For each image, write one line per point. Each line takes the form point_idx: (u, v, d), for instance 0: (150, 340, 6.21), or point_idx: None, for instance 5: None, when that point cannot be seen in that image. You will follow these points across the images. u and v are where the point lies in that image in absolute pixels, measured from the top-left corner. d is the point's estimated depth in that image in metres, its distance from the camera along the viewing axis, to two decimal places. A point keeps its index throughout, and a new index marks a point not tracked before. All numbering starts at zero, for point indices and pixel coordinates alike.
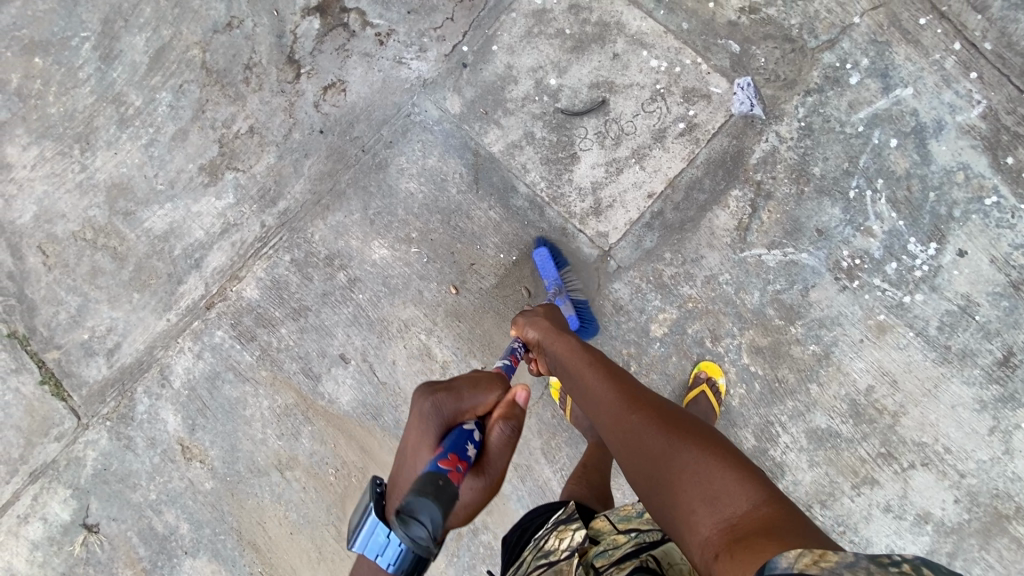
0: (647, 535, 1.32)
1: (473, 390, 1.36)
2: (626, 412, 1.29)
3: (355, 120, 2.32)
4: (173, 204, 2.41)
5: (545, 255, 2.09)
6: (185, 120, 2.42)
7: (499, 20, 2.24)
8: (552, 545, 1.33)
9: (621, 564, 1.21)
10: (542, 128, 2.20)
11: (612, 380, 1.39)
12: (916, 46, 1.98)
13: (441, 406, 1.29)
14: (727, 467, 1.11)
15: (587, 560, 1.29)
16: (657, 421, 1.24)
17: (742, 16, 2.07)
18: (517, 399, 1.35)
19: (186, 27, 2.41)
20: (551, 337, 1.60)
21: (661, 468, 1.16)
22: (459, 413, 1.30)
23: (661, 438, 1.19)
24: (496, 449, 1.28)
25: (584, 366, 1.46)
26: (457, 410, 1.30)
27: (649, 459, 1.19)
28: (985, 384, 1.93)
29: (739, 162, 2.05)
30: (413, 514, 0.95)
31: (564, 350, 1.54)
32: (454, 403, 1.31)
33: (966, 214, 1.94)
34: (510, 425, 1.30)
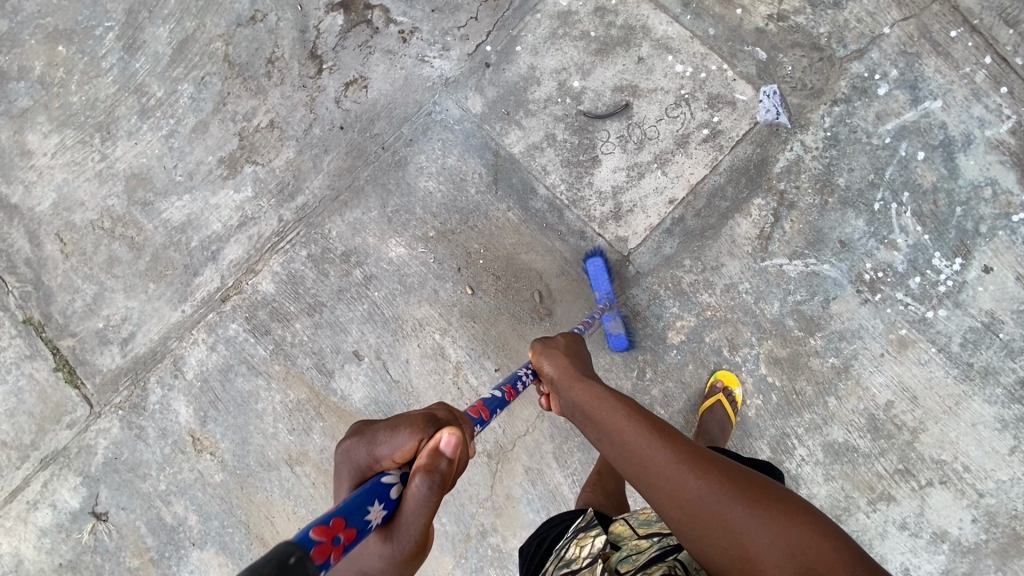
0: (669, 540, 1.28)
1: (393, 431, 1.11)
2: (684, 471, 1.15)
3: (376, 117, 2.32)
4: (192, 196, 2.42)
5: (599, 266, 2.04)
6: (205, 113, 2.42)
7: (524, 21, 2.23)
8: (572, 554, 1.31)
9: (645, 566, 1.16)
10: (564, 131, 2.18)
11: (654, 430, 1.25)
12: (946, 58, 1.96)
13: (356, 453, 1.13)
14: (813, 532, 1.06)
15: (610, 566, 1.23)
16: (722, 482, 1.14)
17: (770, 23, 2.05)
18: (439, 445, 1.04)
19: (210, 20, 2.41)
20: (570, 384, 1.46)
21: (742, 540, 1.06)
22: (372, 461, 1.10)
23: (733, 503, 1.10)
24: (410, 508, 1.01)
25: (617, 414, 1.31)
26: (373, 459, 1.10)
27: (725, 530, 1.08)
28: (1007, 403, 1.90)
29: (763, 171, 2.03)
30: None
31: (589, 396, 1.39)
32: (369, 451, 1.11)
33: (992, 230, 1.92)
34: (427, 480, 1.00)
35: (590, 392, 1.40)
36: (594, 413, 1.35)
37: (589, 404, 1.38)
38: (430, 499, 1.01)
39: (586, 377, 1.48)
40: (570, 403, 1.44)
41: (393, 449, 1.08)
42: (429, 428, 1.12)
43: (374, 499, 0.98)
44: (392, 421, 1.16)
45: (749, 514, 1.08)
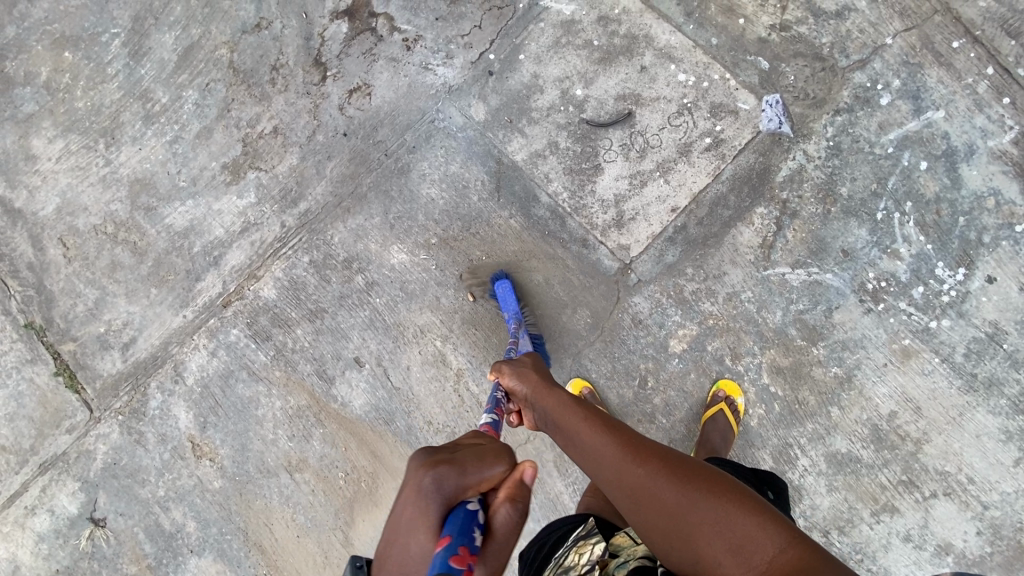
0: None
1: (477, 461, 1.07)
2: (630, 462, 1.20)
3: (379, 124, 2.32)
4: (195, 202, 2.43)
5: (506, 287, 2.11)
6: (210, 119, 2.43)
7: (527, 29, 2.24)
8: (571, 561, 1.32)
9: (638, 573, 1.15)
10: (566, 139, 2.19)
11: (605, 427, 1.29)
12: (948, 69, 1.96)
13: (444, 479, 1.02)
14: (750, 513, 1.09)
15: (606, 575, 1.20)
16: (666, 470, 1.18)
17: (772, 33, 2.06)
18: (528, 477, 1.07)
19: (215, 27, 2.43)
20: (540, 393, 1.43)
21: (682, 523, 1.10)
22: (461, 490, 1.02)
23: (671, 488, 1.15)
24: (502, 540, 1.01)
25: (573, 415, 1.33)
26: (460, 488, 1.02)
27: (668, 516, 1.12)
28: (1011, 414, 1.89)
29: (766, 180, 2.03)
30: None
31: (552, 403, 1.39)
32: (456, 480, 1.03)
33: (995, 241, 1.91)
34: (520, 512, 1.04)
35: (551, 396, 1.41)
36: (553, 417, 1.37)
37: (551, 410, 1.38)
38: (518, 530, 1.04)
39: (554, 385, 1.46)
40: (537, 413, 1.43)
41: (481, 479, 1.05)
42: (506, 456, 1.12)
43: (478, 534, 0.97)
44: (469, 448, 1.10)
45: (689, 498, 1.12)
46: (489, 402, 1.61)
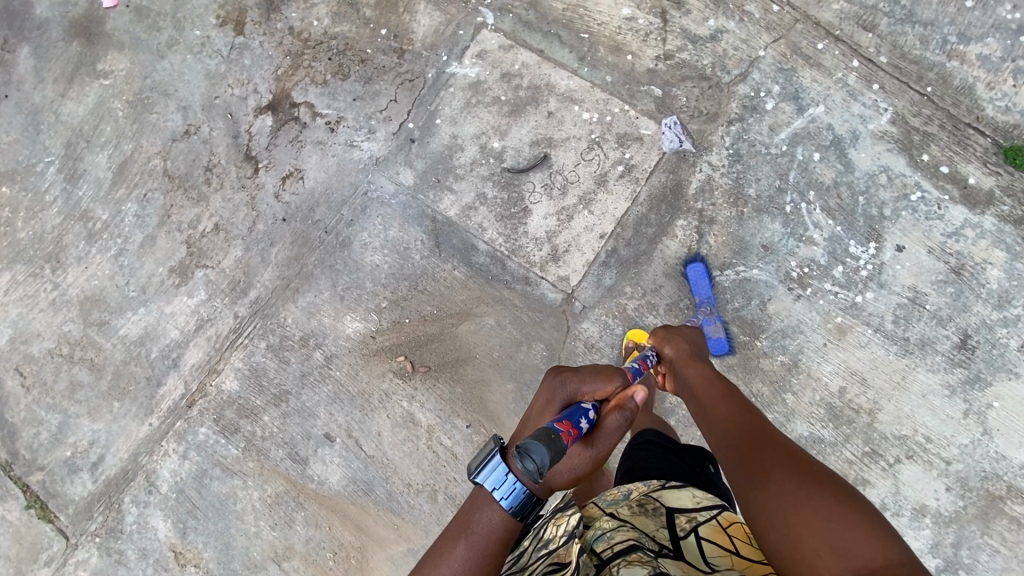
0: (649, 538, 1.25)
1: (594, 375, 1.39)
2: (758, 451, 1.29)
3: (315, 205, 2.42)
4: (147, 308, 2.48)
5: (700, 271, 2.09)
6: (151, 227, 2.53)
7: (439, 96, 2.40)
8: (550, 533, 1.33)
9: (624, 555, 1.16)
10: (492, 189, 2.32)
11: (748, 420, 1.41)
12: (819, 69, 2.16)
13: (567, 383, 1.37)
14: (866, 527, 1.05)
15: (586, 544, 1.25)
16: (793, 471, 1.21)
17: (658, 62, 2.25)
18: (635, 393, 1.32)
19: (146, 140, 2.58)
20: (686, 364, 1.67)
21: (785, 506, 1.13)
22: (576, 392, 1.36)
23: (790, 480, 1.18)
24: (607, 432, 1.28)
25: (720, 399, 1.50)
26: (577, 390, 1.36)
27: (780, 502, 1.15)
28: (949, 369, 1.99)
29: (680, 195, 2.17)
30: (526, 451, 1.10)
31: (700, 380, 1.59)
32: (573, 383, 1.37)
33: (896, 212, 2.07)
34: (624, 413, 1.30)
35: (702, 376, 1.59)
36: (703, 396, 1.55)
37: (698, 386, 1.58)
38: (623, 428, 1.30)
39: (705, 364, 1.66)
40: (682, 385, 1.64)
41: (595, 388, 1.36)
42: (620, 377, 1.40)
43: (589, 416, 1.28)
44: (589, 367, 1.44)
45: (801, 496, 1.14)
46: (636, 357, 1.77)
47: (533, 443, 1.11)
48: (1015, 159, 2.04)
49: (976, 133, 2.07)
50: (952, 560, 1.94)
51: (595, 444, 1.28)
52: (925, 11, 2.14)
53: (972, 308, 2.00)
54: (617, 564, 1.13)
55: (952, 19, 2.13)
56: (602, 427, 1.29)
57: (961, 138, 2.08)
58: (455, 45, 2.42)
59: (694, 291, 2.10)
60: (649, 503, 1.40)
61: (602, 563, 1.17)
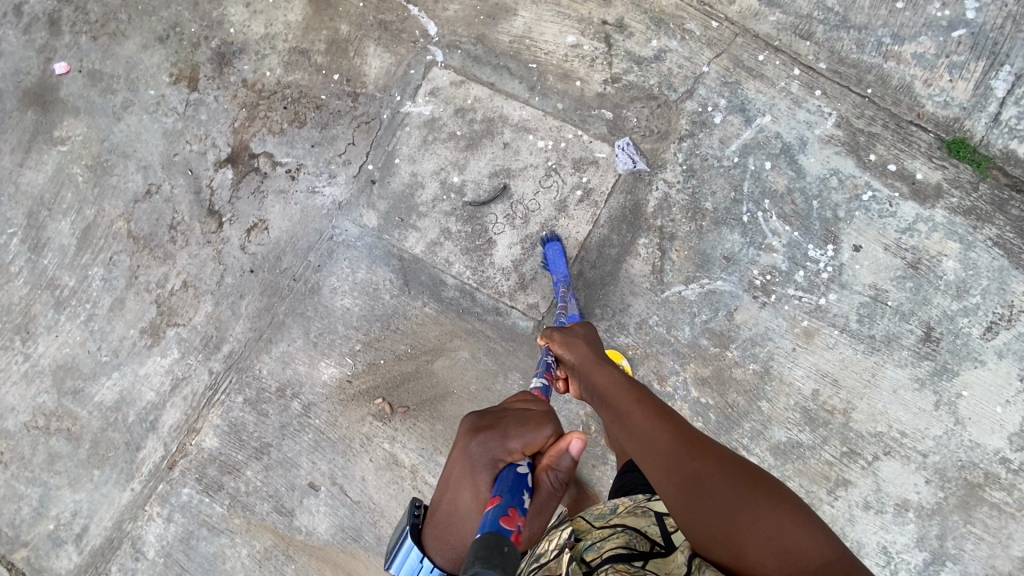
0: (639, 540, 1.29)
1: (522, 428, 1.29)
2: (682, 455, 1.18)
3: (281, 253, 2.43)
4: (120, 372, 2.46)
5: (557, 250, 2.17)
6: (119, 289, 2.52)
7: (396, 135, 2.43)
8: (543, 549, 1.44)
9: (613, 564, 1.20)
10: (456, 223, 2.34)
11: (658, 415, 1.29)
12: (762, 79, 2.20)
13: (490, 443, 1.26)
14: (799, 529, 1.04)
15: (577, 555, 1.29)
16: (721, 474, 1.13)
17: (606, 86, 2.29)
18: (571, 447, 1.27)
19: (108, 203, 2.58)
20: (589, 367, 1.57)
21: (729, 523, 1.07)
22: (507, 454, 1.25)
23: (720, 486, 1.11)
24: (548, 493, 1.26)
25: (627, 398, 1.38)
26: (505, 449, 1.26)
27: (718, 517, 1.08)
28: (917, 362, 2.02)
29: (639, 214, 2.21)
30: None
31: (606, 382, 1.47)
32: (501, 445, 1.26)
33: (850, 213, 2.11)
34: (557, 474, 1.29)
35: (607, 379, 1.48)
36: (609, 398, 1.42)
37: (605, 389, 1.46)
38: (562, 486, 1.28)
39: (607, 363, 1.57)
40: (589, 386, 1.54)
41: (525, 442, 1.27)
42: (550, 423, 1.33)
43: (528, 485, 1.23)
44: (514, 418, 1.32)
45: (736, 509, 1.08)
46: (541, 366, 1.88)
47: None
48: (959, 151, 2.08)
49: (919, 129, 2.12)
50: (939, 551, 1.96)
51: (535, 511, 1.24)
52: (858, 15, 2.18)
53: (932, 301, 2.04)
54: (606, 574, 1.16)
55: (885, 21, 2.17)
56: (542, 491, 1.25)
57: (905, 135, 2.12)
58: (407, 84, 2.45)
59: (553, 271, 2.18)
60: (639, 511, 1.44)
61: (590, 570, 1.20)
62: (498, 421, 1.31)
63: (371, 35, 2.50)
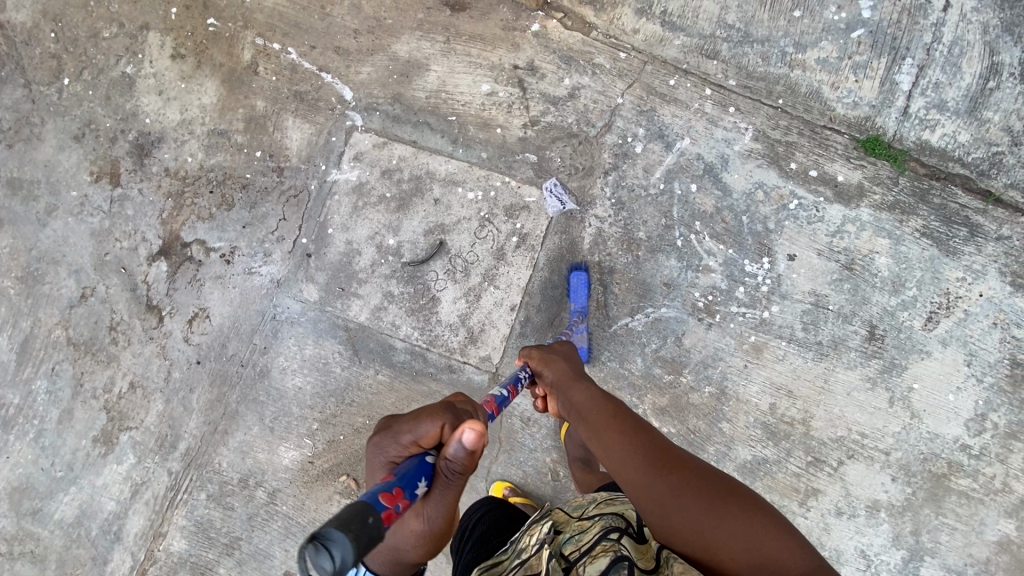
0: (615, 521, 1.27)
1: (414, 421, 1.22)
2: (659, 472, 1.26)
3: (226, 340, 2.38)
4: (78, 485, 2.39)
5: (582, 280, 2.15)
6: (66, 400, 2.44)
7: (326, 205, 2.40)
8: (524, 543, 1.35)
9: (590, 551, 1.17)
10: (397, 285, 2.32)
11: (631, 435, 1.37)
12: (677, 103, 2.23)
13: (386, 446, 1.23)
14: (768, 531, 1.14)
15: (556, 547, 1.26)
16: (691, 483, 1.23)
17: (527, 130, 2.30)
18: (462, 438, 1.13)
19: (43, 312, 2.48)
20: (567, 383, 1.56)
21: (705, 533, 1.14)
22: (405, 448, 1.21)
23: (694, 500, 1.20)
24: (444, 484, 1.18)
25: (604, 416, 1.43)
26: (400, 448, 1.22)
27: (696, 523, 1.16)
28: (865, 362, 2.05)
29: (576, 252, 2.22)
30: (325, 543, 0.84)
31: (586, 400, 1.49)
32: (398, 442, 1.22)
33: (780, 223, 2.13)
34: (452, 462, 1.15)
35: (585, 396, 1.50)
36: (583, 413, 1.47)
37: (581, 407, 1.48)
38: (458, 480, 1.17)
39: (584, 380, 1.57)
40: (564, 403, 1.54)
41: (417, 436, 1.20)
42: (447, 414, 1.23)
43: (423, 476, 1.16)
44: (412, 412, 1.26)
45: (711, 513, 1.17)
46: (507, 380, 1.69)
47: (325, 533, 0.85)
48: (874, 149, 2.12)
49: (833, 132, 2.16)
50: (915, 547, 1.99)
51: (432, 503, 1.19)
52: (759, 28, 2.20)
53: (872, 299, 2.07)
54: (583, 562, 1.14)
55: (786, 31, 2.19)
56: (439, 484, 1.18)
57: (821, 140, 2.16)
58: (331, 153, 2.43)
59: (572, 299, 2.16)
60: (616, 501, 1.41)
61: (570, 564, 1.17)
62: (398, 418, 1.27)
63: (288, 107, 2.47)
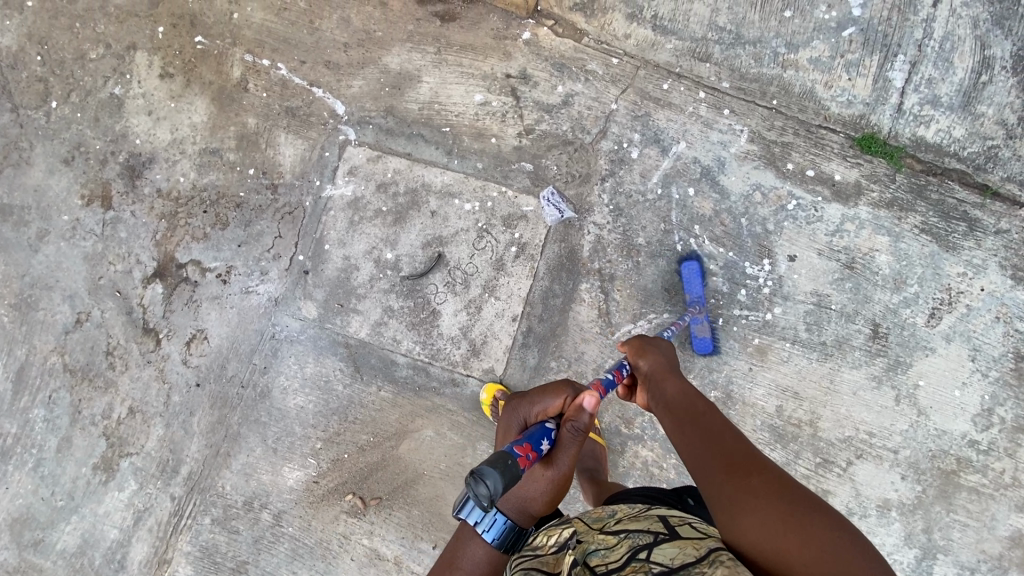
0: (642, 536, 1.20)
1: (544, 394, 1.54)
2: (735, 471, 1.17)
3: (225, 361, 2.36)
4: (79, 514, 2.36)
5: (695, 269, 2.09)
6: (64, 428, 2.40)
7: (322, 221, 2.38)
8: (540, 541, 1.37)
9: (619, 568, 1.10)
10: (397, 299, 2.30)
11: (715, 430, 1.28)
12: (671, 108, 2.22)
13: (522, 410, 1.56)
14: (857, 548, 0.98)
15: (580, 559, 1.19)
16: (770, 485, 1.12)
17: (522, 139, 2.29)
18: (583, 403, 1.41)
19: (38, 339, 2.45)
20: (660, 377, 1.55)
21: (775, 537, 1.03)
22: (535, 414, 1.52)
23: (770, 503, 1.08)
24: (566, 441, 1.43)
25: (692, 411, 1.37)
26: (531, 413, 1.53)
27: (768, 526, 1.05)
28: (870, 361, 2.04)
29: (576, 260, 2.21)
30: (480, 477, 1.16)
31: (675, 395, 1.45)
32: (530, 408, 1.54)
33: (779, 224, 2.13)
34: (575, 423, 1.42)
35: (677, 391, 1.46)
36: (671, 405, 1.43)
37: (669, 399, 1.45)
38: (578, 437, 1.42)
39: (679, 377, 1.53)
40: (654, 395, 1.52)
41: (545, 406, 1.51)
42: (570, 388, 1.52)
43: (547, 436, 1.43)
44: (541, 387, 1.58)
45: (790, 516, 1.05)
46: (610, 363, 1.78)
47: (483, 466, 1.17)
48: (870, 147, 2.12)
49: (828, 131, 2.15)
50: (928, 545, 1.98)
51: (555, 458, 1.44)
52: (750, 29, 2.20)
53: (874, 297, 2.06)
54: None
55: (777, 31, 2.19)
56: (562, 441, 1.44)
57: (817, 140, 2.15)
58: (325, 168, 2.41)
59: (687, 290, 2.10)
60: (640, 515, 1.33)
61: None
62: (529, 393, 1.60)
63: (279, 123, 2.45)
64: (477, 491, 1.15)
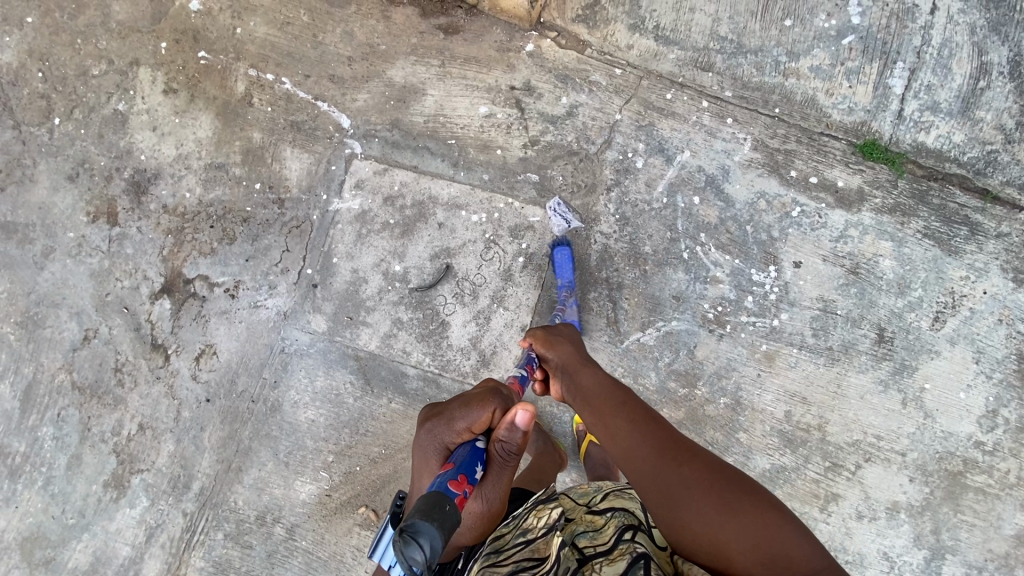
0: (628, 517, 1.26)
1: (465, 409, 1.43)
2: (666, 465, 1.20)
3: (235, 375, 2.36)
4: (91, 532, 2.35)
5: (565, 255, 2.16)
6: (74, 446, 2.40)
7: (330, 235, 2.39)
8: (530, 523, 1.35)
9: (607, 550, 1.15)
10: (406, 311, 2.31)
11: (640, 422, 1.29)
12: (674, 117, 2.24)
13: (439, 431, 1.44)
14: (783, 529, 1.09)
15: (568, 538, 1.25)
16: (700, 477, 1.17)
17: (527, 150, 2.31)
18: (518, 418, 1.33)
19: (45, 357, 2.44)
20: (574, 368, 1.50)
21: (713, 530, 1.09)
22: (457, 434, 1.42)
23: (703, 497, 1.14)
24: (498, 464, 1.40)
25: (611, 401, 1.36)
26: (453, 433, 1.42)
27: (707, 519, 1.11)
28: (876, 365, 2.07)
29: (583, 269, 2.22)
30: (415, 537, 0.99)
31: (591, 385, 1.43)
32: (449, 429, 1.43)
33: (784, 231, 2.15)
34: (507, 444, 1.37)
35: (592, 380, 1.44)
36: (588, 397, 1.41)
37: (586, 391, 1.43)
38: (510, 457, 1.40)
39: (592, 364, 1.51)
40: (568, 386, 1.48)
41: (470, 423, 1.41)
42: (494, 400, 1.43)
43: (478, 459, 1.37)
44: (459, 400, 1.47)
45: (724, 510, 1.11)
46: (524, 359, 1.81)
47: (422, 525, 1.00)
48: (872, 153, 2.15)
49: (831, 139, 2.18)
50: (936, 546, 2.01)
51: (485, 486, 1.41)
52: (751, 39, 2.22)
53: (879, 302, 2.09)
54: (599, 562, 1.12)
55: (778, 41, 2.22)
56: (493, 465, 1.40)
57: (819, 147, 2.18)
58: (331, 181, 2.42)
59: (558, 274, 2.17)
60: (625, 495, 1.40)
61: (583, 558, 1.15)
62: (446, 407, 1.48)
63: (285, 137, 2.45)
64: (411, 556, 0.97)
